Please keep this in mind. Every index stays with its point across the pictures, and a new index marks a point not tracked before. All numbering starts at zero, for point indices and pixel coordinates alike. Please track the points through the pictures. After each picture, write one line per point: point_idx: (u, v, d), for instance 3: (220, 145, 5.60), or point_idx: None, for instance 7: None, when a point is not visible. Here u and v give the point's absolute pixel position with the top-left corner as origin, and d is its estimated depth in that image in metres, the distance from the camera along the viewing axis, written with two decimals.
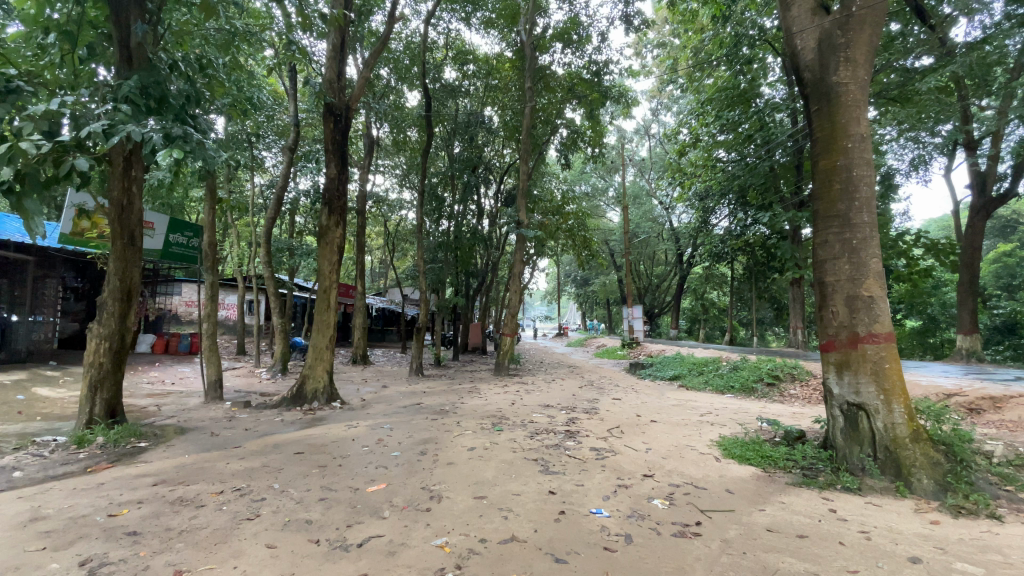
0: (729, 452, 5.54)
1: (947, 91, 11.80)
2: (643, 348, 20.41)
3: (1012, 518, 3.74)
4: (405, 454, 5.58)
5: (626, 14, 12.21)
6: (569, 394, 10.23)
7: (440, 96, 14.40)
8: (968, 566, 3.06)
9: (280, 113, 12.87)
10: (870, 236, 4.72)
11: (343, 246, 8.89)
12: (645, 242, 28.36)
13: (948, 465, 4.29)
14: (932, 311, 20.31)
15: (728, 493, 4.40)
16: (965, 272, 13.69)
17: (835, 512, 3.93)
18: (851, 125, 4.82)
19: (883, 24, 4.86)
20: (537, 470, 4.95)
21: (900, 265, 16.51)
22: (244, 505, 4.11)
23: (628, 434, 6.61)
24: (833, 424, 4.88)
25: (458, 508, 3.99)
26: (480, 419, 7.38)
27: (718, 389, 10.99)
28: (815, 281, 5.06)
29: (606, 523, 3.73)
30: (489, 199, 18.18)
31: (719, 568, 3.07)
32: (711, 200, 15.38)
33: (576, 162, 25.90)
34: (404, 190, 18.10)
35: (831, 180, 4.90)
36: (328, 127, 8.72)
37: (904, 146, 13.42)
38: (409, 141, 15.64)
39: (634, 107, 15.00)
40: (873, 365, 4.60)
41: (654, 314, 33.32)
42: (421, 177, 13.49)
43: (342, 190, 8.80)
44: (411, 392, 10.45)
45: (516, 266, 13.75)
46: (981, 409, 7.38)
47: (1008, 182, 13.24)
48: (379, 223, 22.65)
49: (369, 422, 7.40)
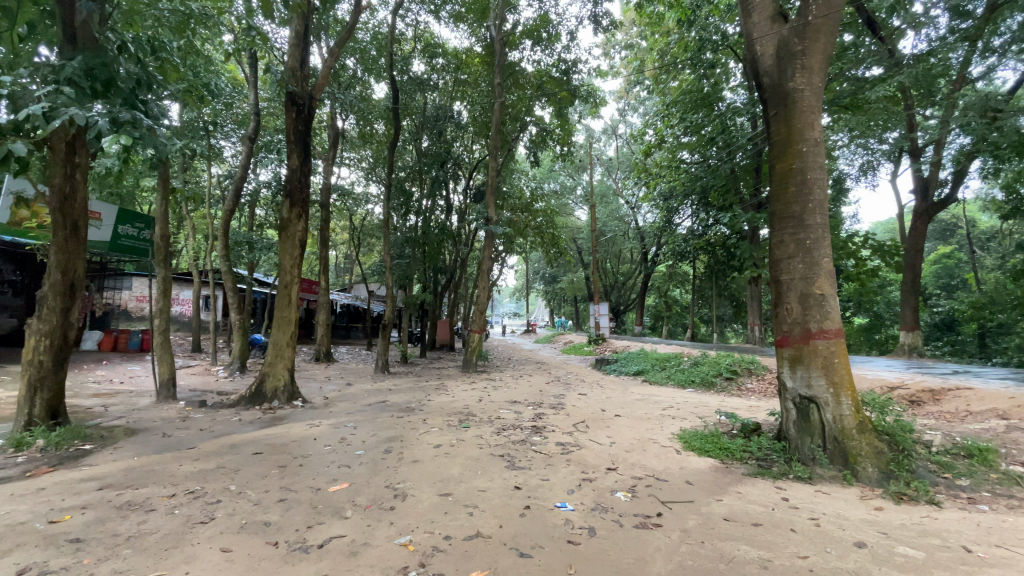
0: (689, 445, 5.70)
1: (895, 101, 12.45)
2: (609, 344, 20.74)
3: (949, 504, 4.01)
4: (369, 453, 5.48)
5: (595, 13, 12.29)
6: (536, 391, 10.29)
7: (408, 89, 14.16)
8: (909, 549, 3.25)
9: (240, 100, 12.37)
10: (822, 237, 4.93)
11: (305, 239, 8.61)
12: (611, 241, 28.77)
13: (891, 454, 4.54)
14: (878, 309, 21.43)
15: (688, 485, 4.53)
16: (908, 273, 14.48)
17: (788, 501, 4.11)
18: (805, 131, 5.01)
19: (837, 34, 5.06)
20: (503, 465, 4.96)
21: (849, 264, 17.35)
22: (198, 508, 3.94)
23: (593, 429, 6.71)
24: (787, 416, 5.08)
25: (423, 506, 3.95)
26: (446, 416, 7.32)
27: (680, 383, 11.31)
28: (770, 279, 5.24)
29: (570, 516, 3.78)
30: (458, 195, 17.97)
31: (679, 558, 3.15)
32: (675, 201, 15.81)
33: (545, 161, 26.51)
34: (370, 184, 17.71)
35: (787, 183, 5.09)
36: (290, 117, 8.42)
37: (854, 153, 14.12)
38: (376, 134, 15.35)
39: (602, 107, 15.16)
40: (824, 360, 4.82)
41: (619, 312, 33.91)
42: (388, 170, 13.23)
43: (304, 182, 8.54)
44: (376, 390, 10.26)
45: (485, 263, 13.68)
46: (920, 400, 7.86)
47: (948, 188, 14.04)
48: (343, 217, 22.14)
49: (332, 421, 7.24)
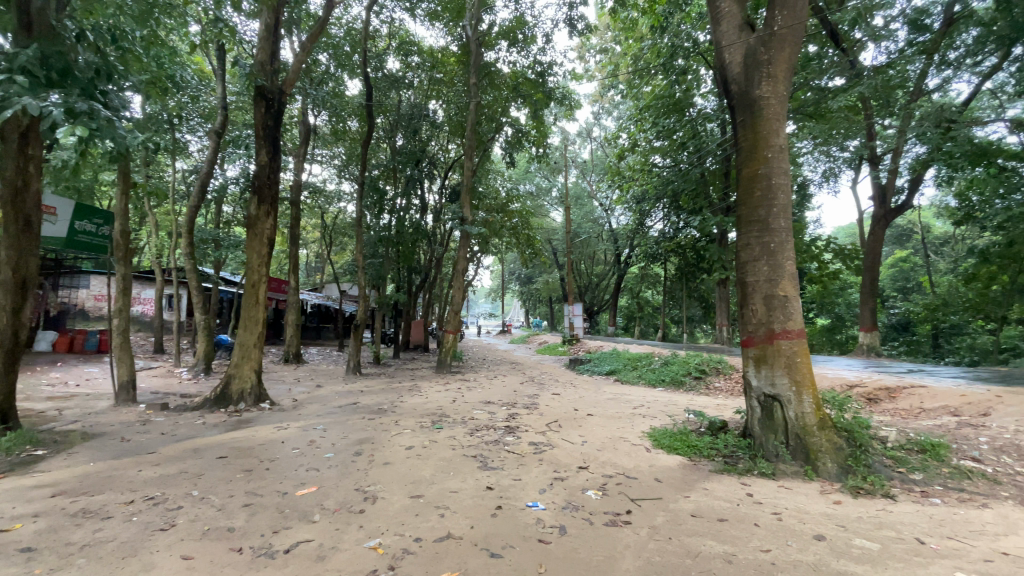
0: (658, 443, 5.81)
1: (856, 111, 12.97)
2: (583, 344, 20.93)
3: (903, 497, 4.20)
4: (339, 455, 5.40)
5: (570, 17, 12.39)
6: (510, 391, 10.29)
7: (382, 87, 14.02)
8: (865, 541, 3.39)
9: (206, 93, 11.99)
10: (785, 240, 5.10)
11: (274, 238, 8.41)
12: (586, 242, 29.04)
13: (850, 449, 4.73)
14: (839, 310, 22.21)
15: (656, 482, 4.61)
16: (867, 275, 15.09)
17: (752, 496, 4.22)
18: (770, 137, 5.17)
19: (801, 45, 5.23)
20: (475, 466, 4.95)
21: (813, 267, 17.99)
22: (157, 515, 3.80)
23: (566, 428, 6.77)
24: (752, 414, 5.23)
25: (393, 508, 3.91)
26: (419, 417, 7.25)
27: (651, 382, 11.51)
28: (736, 281, 5.38)
29: (541, 515, 3.80)
30: (433, 194, 17.82)
31: (647, 555, 3.20)
32: (647, 204, 16.09)
33: (521, 162, 26.61)
34: (342, 181, 17.39)
35: (753, 188, 5.23)
36: (259, 111, 8.19)
37: (818, 160, 14.64)
38: (349, 131, 15.10)
39: (577, 110, 15.28)
40: (787, 360, 4.98)
41: (593, 312, 34.24)
42: (361, 168, 13.01)
43: (273, 178, 8.33)
44: (347, 392, 10.10)
45: (460, 263, 13.59)
46: (878, 398, 8.21)
47: (904, 195, 14.67)
48: (315, 215, 21.71)
49: (301, 423, 7.09)
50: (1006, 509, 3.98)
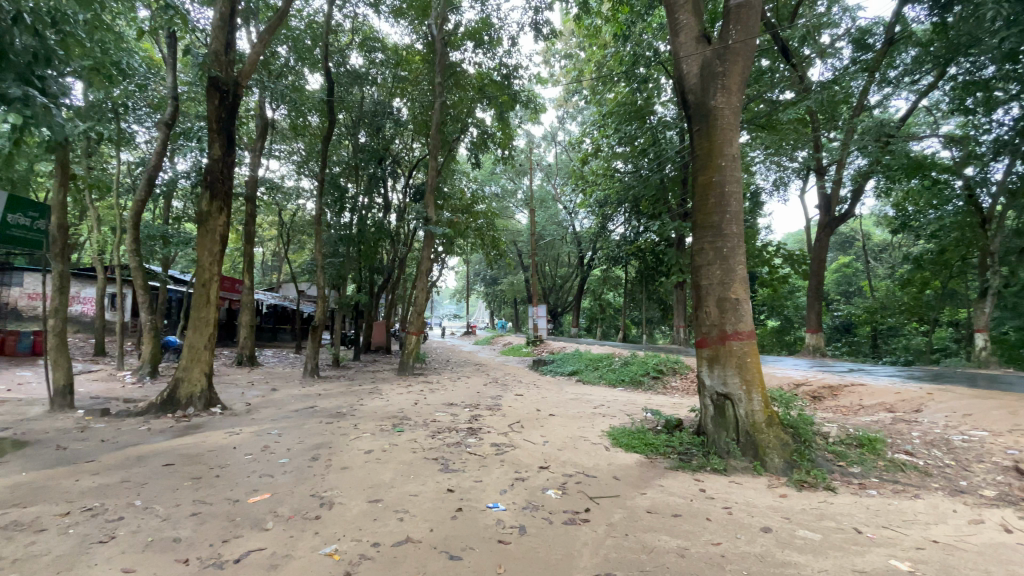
0: (617, 441, 5.94)
1: (804, 123, 13.67)
2: (546, 346, 21.08)
3: (842, 489, 4.46)
4: (294, 461, 5.24)
5: (536, 21, 12.49)
6: (473, 392, 10.26)
7: (345, 82, 13.46)
8: (808, 532, 3.58)
9: (155, 82, 11.37)
10: (737, 245, 5.31)
11: (226, 235, 8.09)
12: (550, 245, 29.31)
13: (795, 445, 4.97)
14: (788, 312, 23.27)
15: (615, 480, 4.71)
16: (814, 280, 15.90)
17: (704, 492, 4.38)
18: (724, 146, 5.37)
19: (753, 59, 5.47)
20: (436, 469, 4.92)
21: (765, 271, 18.79)
22: (96, 527, 3.58)
23: (527, 428, 6.81)
24: (705, 412, 5.42)
25: (350, 513, 3.83)
26: (380, 421, 7.13)
27: (611, 382, 11.74)
28: (691, 284, 5.57)
29: (502, 516, 3.81)
30: (397, 193, 17.53)
31: (604, 551, 3.27)
32: (609, 208, 16.47)
33: (486, 163, 26.57)
34: (302, 178, 16.86)
35: (708, 194, 5.43)
36: (212, 103, 7.85)
37: (769, 169, 15.31)
38: (310, 126, 14.69)
39: (542, 113, 15.40)
40: (738, 359, 5.19)
41: (556, 313, 34.58)
42: (321, 165, 12.60)
43: (227, 173, 8.01)
44: (304, 395, 9.79)
45: (424, 263, 13.44)
46: (821, 395, 8.68)
47: (847, 205, 15.39)
48: (272, 212, 20.98)
49: (255, 428, 6.84)
50: (934, 499, 4.28)
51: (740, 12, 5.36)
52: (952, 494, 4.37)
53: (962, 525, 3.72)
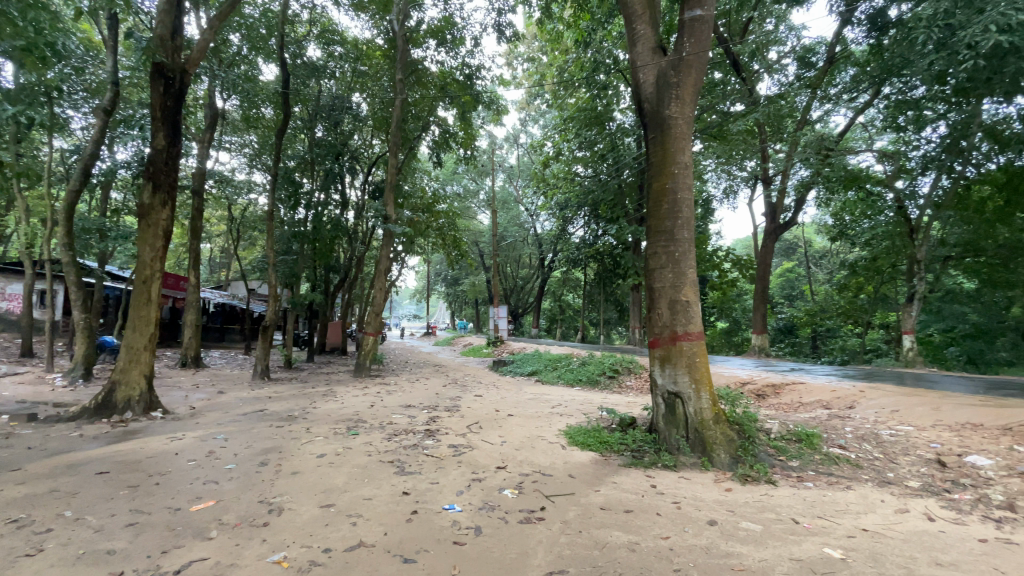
0: (573, 440, 6.05)
1: (753, 135, 14.34)
2: (507, 347, 21.13)
3: (782, 482, 4.72)
4: (242, 466, 5.04)
5: (498, 23, 12.53)
6: (431, 393, 10.17)
7: (301, 75, 13.00)
8: (750, 524, 3.77)
9: (93, 66, 10.63)
10: (688, 250, 5.52)
11: (170, 231, 7.68)
12: (512, 245, 29.41)
13: (740, 441, 5.21)
14: (737, 314, 24.31)
15: (570, 478, 4.80)
16: (759, 283, 16.73)
17: (655, 488, 4.53)
18: (677, 155, 5.58)
19: (705, 72, 5.69)
20: (392, 471, 4.85)
21: (716, 274, 19.60)
22: (20, 540, 3.33)
23: (486, 429, 6.83)
24: (657, 410, 5.59)
25: (301, 519, 3.73)
26: (333, 424, 6.96)
27: (569, 382, 11.93)
28: (645, 286, 5.74)
29: (458, 518, 3.81)
30: (355, 190, 17.15)
31: (558, 549, 3.33)
32: (569, 210, 16.76)
33: (448, 162, 26.38)
34: (254, 171, 16.18)
35: (661, 201, 5.62)
36: (156, 91, 7.43)
37: (720, 178, 15.98)
38: (263, 118, 14.13)
39: (504, 115, 15.45)
40: (688, 359, 5.39)
41: (517, 314, 34.76)
42: (274, 159, 12.13)
43: (172, 164, 7.60)
44: (253, 399, 9.41)
45: (382, 262, 13.18)
46: (765, 394, 9.12)
47: (791, 213, 16.26)
48: (221, 207, 20.06)
49: (199, 433, 6.52)
50: (865, 489, 4.60)
51: (693, 25, 5.58)
52: (880, 485, 4.70)
53: (888, 515, 4.01)
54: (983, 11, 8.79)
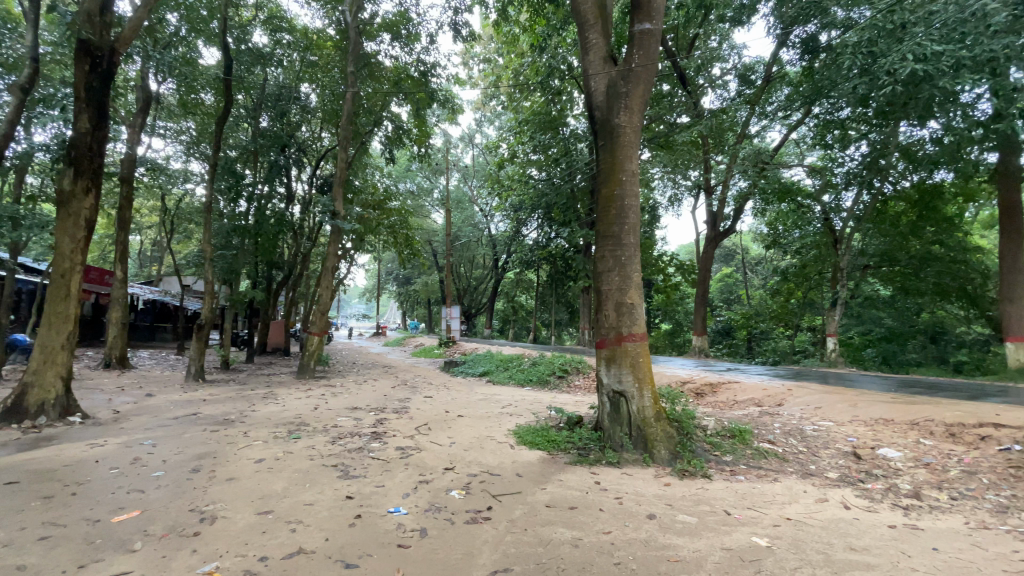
0: (521, 440, 6.13)
1: (697, 146, 15.04)
2: (459, 347, 21.01)
3: (716, 476, 4.99)
4: (172, 473, 4.75)
5: (455, 21, 12.45)
6: (380, 395, 9.97)
7: (245, 62, 12.35)
8: (686, 516, 3.96)
9: (10, 39, 9.71)
10: (633, 255, 5.73)
11: (94, 221, 7.11)
12: (465, 246, 29.29)
13: (679, 437, 5.47)
14: (680, 316, 25.36)
15: (517, 477, 4.86)
16: (701, 287, 17.56)
17: (599, 484, 4.67)
18: (625, 162, 5.77)
19: (653, 83, 5.92)
20: (335, 475, 4.72)
21: (661, 278, 20.45)
22: None
23: (435, 430, 6.78)
24: (602, 409, 5.75)
25: (235, 527, 3.57)
26: (274, 427, 6.68)
27: (519, 381, 12.05)
28: (593, 288, 5.89)
29: (403, 520, 3.76)
30: (302, 184, 16.54)
31: (504, 547, 3.36)
32: (524, 212, 16.98)
33: (402, 159, 25.93)
34: (191, 160, 15.26)
35: (609, 207, 5.79)
36: (81, 70, 6.87)
37: (666, 186, 16.67)
38: (202, 105, 13.35)
39: (459, 114, 15.37)
40: (632, 359, 5.59)
41: (470, 314, 34.67)
42: (214, 148, 11.50)
43: (97, 148, 7.05)
44: (186, 401, 8.88)
45: (330, 259, 12.76)
46: (703, 392, 9.58)
47: (730, 221, 17.19)
48: (154, 197, 18.79)
49: (124, 439, 6.08)
50: (790, 481, 4.94)
51: (642, 38, 5.78)
52: (803, 476, 5.07)
53: (810, 504, 4.34)
54: (901, 41, 9.68)
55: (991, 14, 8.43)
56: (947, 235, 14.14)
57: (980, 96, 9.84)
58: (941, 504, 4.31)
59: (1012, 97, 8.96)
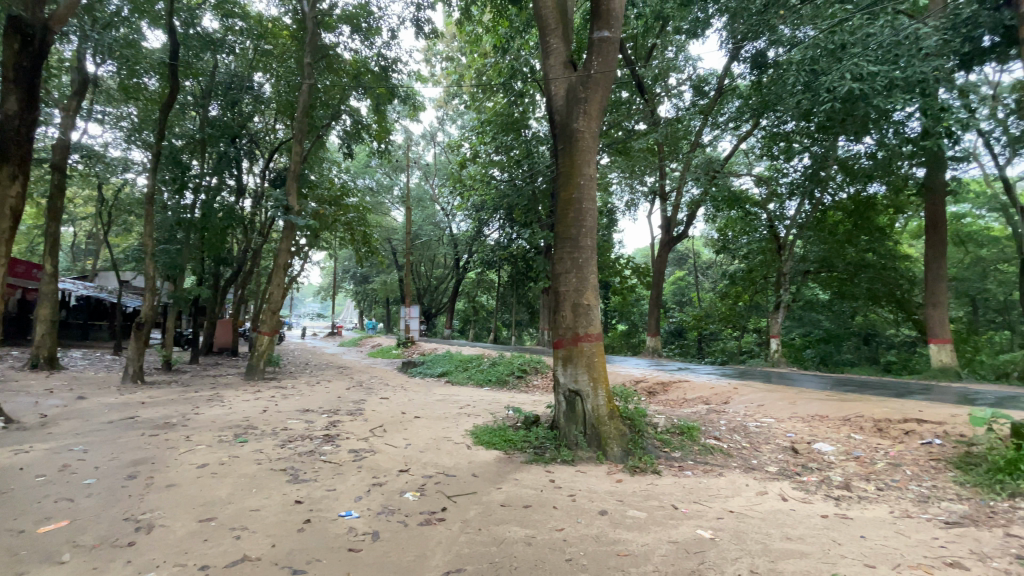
0: (478, 440, 6.14)
1: (653, 153, 15.51)
2: (417, 347, 20.77)
3: (665, 472, 5.17)
4: (105, 481, 4.47)
5: (417, 18, 12.32)
6: (334, 396, 9.73)
7: (194, 47, 11.57)
8: (636, 512, 4.08)
9: None
10: (590, 258, 5.84)
11: (20, 210, 6.59)
12: (426, 245, 28.99)
13: (631, 435, 5.63)
14: (635, 318, 26.05)
15: (473, 477, 4.87)
16: (655, 290, 18.11)
17: (553, 482, 4.75)
18: (583, 167, 5.88)
19: (612, 90, 6.06)
20: (284, 480, 4.58)
21: (618, 280, 20.95)
22: None
23: (390, 432, 6.68)
24: (558, 408, 5.85)
25: (175, 535, 3.40)
26: (219, 431, 6.39)
27: (478, 382, 12.05)
28: (551, 289, 5.97)
29: (354, 524, 3.70)
30: (254, 177, 15.89)
31: (457, 548, 3.37)
32: (485, 213, 17.02)
33: (361, 155, 25.38)
34: (132, 148, 14.37)
35: (568, 210, 5.89)
36: (9, 48, 6.31)
37: (623, 191, 17.12)
38: (145, 90, 12.59)
39: (420, 112, 15.18)
40: (588, 359, 5.71)
41: (429, 314, 34.32)
42: (157, 136, 10.86)
43: (26, 133, 6.55)
44: (122, 404, 8.35)
45: (282, 256, 12.30)
46: (655, 391, 9.89)
47: (683, 226, 17.83)
48: (88, 186, 17.56)
49: (51, 445, 5.66)
50: (733, 475, 5.19)
51: (602, 45, 5.90)
52: (746, 471, 5.33)
53: (752, 497, 4.57)
54: (841, 60, 10.34)
55: (922, 37, 9.52)
56: (879, 244, 15.27)
57: (910, 115, 10.59)
58: (868, 494, 4.64)
59: (939, 116, 9.58)
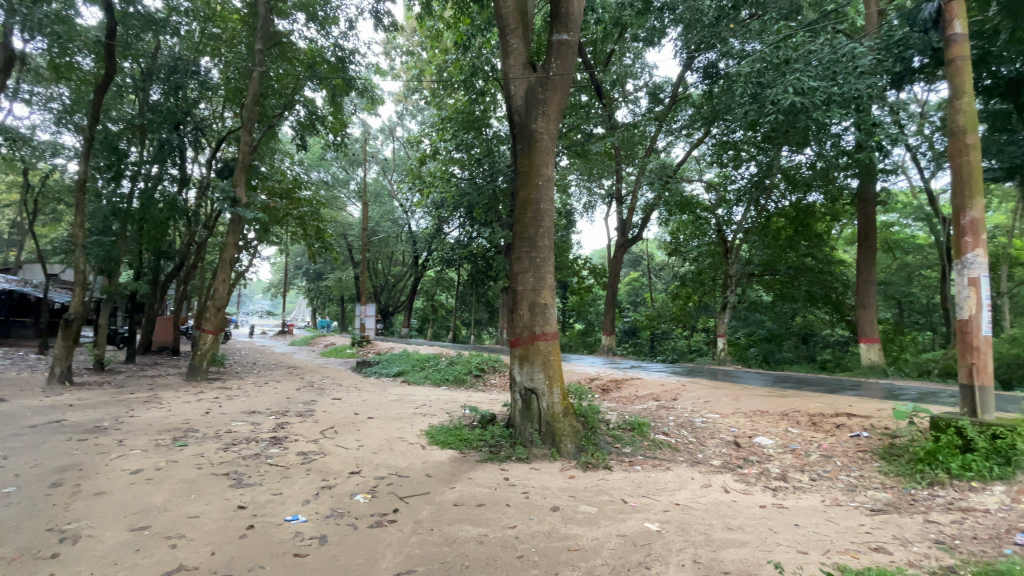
0: (433, 439, 6.10)
1: (611, 156, 15.86)
2: (373, 346, 20.35)
3: (616, 467, 5.32)
4: (25, 489, 4.13)
5: (376, 9, 12.05)
6: (283, 397, 9.39)
7: (134, 26, 10.92)
8: (587, 507, 4.18)
9: None
10: (547, 258, 5.91)
11: None
12: (383, 241, 28.43)
13: (584, 431, 5.74)
14: (592, 317, 26.53)
15: (426, 477, 4.83)
16: (610, 290, 18.51)
17: (507, 480, 4.78)
18: (541, 167, 5.95)
19: (570, 93, 6.15)
20: (227, 484, 4.39)
21: (575, 280, 21.27)
22: None
23: (342, 433, 6.52)
24: (514, 406, 5.89)
25: (104, 546, 3.20)
26: (156, 435, 6.04)
27: (434, 381, 11.93)
28: (509, 288, 5.99)
29: (301, 528, 3.59)
30: (199, 166, 15.08)
31: (408, 549, 3.34)
32: (445, 211, 16.88)
33: (315, 148, 24.57)
34: (62, 131, 13.32)
35: (526, 210, 5.93)
36: None
37: (581, 193, 17.42)
38: (78, 70, 11.71)
39: (379, 105, 14.85)
40: (544, 357, 5.78)
41: (386, 312, 33.69)
42: (90, 119, 10.10)
43: None
44: (47, 407, 7.73)
45: (229, 250, 11.73)
46: (609, 388, 10.12)
47: (639, 228, 18.32)
48: (10, 171, 16.14)
49: None
50: (680, 469, 5.39)
51: (561, 48, 5.97)
52: (693, 464, 5.55)
53: (697, 490, 4.77)
54: (785, 74, 10.91)
55: (858, 56, 10.08)
56: (817, 248, 16.30)
57: (846, 129, 11.28)
58: (802, 485, 4.94)
59: (872, 131, 10.24)
